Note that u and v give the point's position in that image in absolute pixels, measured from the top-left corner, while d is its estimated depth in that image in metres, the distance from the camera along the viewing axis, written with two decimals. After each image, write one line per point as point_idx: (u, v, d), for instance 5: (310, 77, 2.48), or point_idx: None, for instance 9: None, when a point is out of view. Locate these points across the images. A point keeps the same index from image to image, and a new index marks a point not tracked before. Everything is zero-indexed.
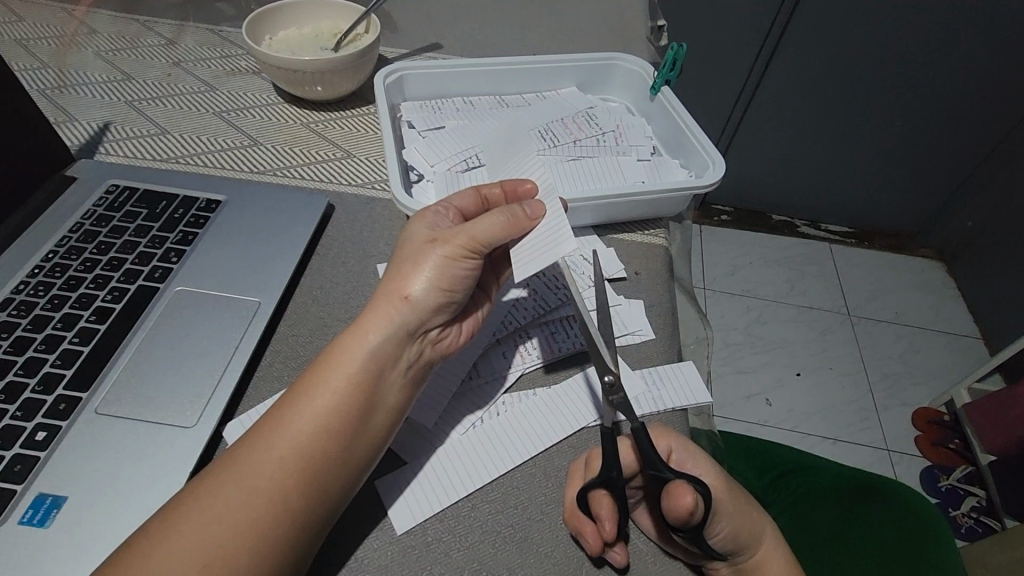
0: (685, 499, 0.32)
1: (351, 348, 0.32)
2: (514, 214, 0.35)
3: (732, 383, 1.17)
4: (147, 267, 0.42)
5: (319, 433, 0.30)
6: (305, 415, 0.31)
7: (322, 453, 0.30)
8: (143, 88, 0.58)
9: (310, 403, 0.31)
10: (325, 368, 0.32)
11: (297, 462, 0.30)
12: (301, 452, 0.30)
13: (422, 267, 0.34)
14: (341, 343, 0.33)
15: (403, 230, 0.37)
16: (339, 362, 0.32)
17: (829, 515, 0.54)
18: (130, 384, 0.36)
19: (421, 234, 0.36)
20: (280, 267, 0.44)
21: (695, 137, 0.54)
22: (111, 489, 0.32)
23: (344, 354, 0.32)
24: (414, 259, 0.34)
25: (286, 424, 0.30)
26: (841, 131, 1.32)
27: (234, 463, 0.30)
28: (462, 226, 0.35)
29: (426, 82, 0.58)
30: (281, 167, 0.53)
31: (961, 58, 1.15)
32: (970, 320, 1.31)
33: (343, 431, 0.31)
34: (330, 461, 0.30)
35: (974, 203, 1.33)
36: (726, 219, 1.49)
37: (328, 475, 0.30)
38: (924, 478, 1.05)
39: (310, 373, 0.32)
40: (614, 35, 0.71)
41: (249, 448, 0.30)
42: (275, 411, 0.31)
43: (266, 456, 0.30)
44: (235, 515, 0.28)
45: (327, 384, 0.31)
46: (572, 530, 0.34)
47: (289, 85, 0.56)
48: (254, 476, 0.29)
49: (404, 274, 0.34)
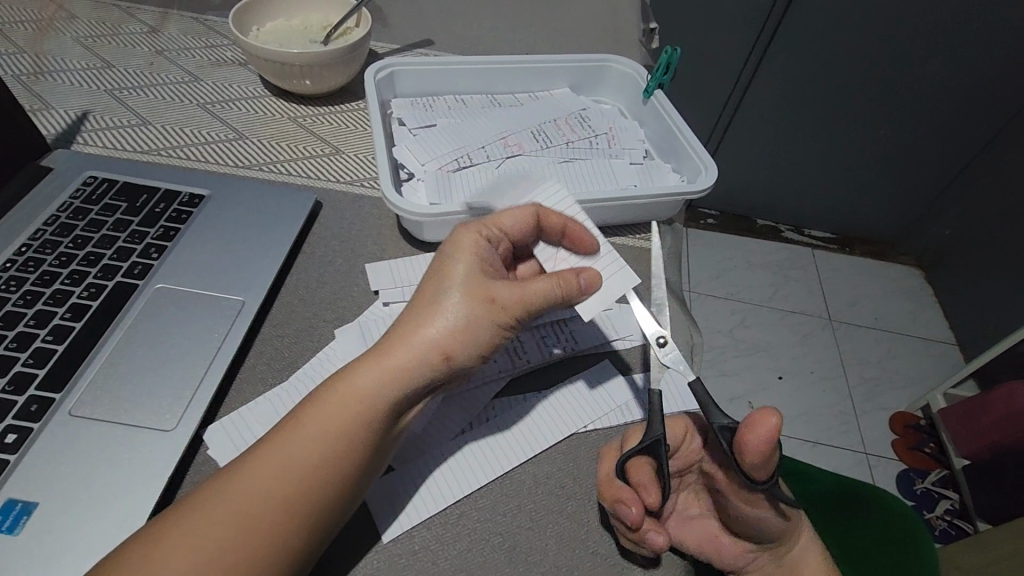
0: (759, 426, 0.31)
1: (372, 391, 0.31)
2: (570, 285, 0.35)
3: (716, 386, 1.18)
4: (126, 263, 0.40)
5: (330, 479, 0.30)
6: (318, 457, 0.30)
7: (327, 496, 0.30)
8: (124, 77, 0.57)
9: (318, 446, 0.30)
10: (341, 404, 0.31)
11: (300, 504, 0.29)
12: (305, 497, 0.29)
13: (459, 318, 0.32)
14: (366, 383, 0.31)
15: (450, 250, 0.35)
16: (356, 406, 0.31)
17: (826, 516, 0.54)
18: (107, 386, 0.34)
19: (460, 269, 0.34)
20: (264, 264, 0.42)
21: (687, 141, 0.54)
22: (83, 496, 0.30)
23: (369, 401, 0.31)
24: (450, 302, 0.33)
25: (296, 462, 0.30)
26: (826, 139, 1.33)
27: (228, 493, 0.29)
28: (521, 290, 0.34)
29: (416, 80, 0.57)
30: (267, 161, 0.51)
31: (940, 71, 1.17)
32: (946, 327, 1.33)
33: (347, 478, 0.31)
34: (332, 503, 0.30)
35: (952, 211, 1.36)
36: (711, 222, 1.51)
37: (327, 517, 0.30)
38: (899, 481, 1.07)
39: (322, 403, 0.31)
40: (606, 36, 0.71)
41: (251, 477, 0.29)
42: (288, 441, 0.30)
43: (270, 495, 0.29)
44: (230, 548, 0.28)
45: (341, 428, 0.30)
46: (611, 502, 0.33)
47: (277, 79, 0.55)
48: (252, 509, 0.29)
49: (445, 326, 0.32)
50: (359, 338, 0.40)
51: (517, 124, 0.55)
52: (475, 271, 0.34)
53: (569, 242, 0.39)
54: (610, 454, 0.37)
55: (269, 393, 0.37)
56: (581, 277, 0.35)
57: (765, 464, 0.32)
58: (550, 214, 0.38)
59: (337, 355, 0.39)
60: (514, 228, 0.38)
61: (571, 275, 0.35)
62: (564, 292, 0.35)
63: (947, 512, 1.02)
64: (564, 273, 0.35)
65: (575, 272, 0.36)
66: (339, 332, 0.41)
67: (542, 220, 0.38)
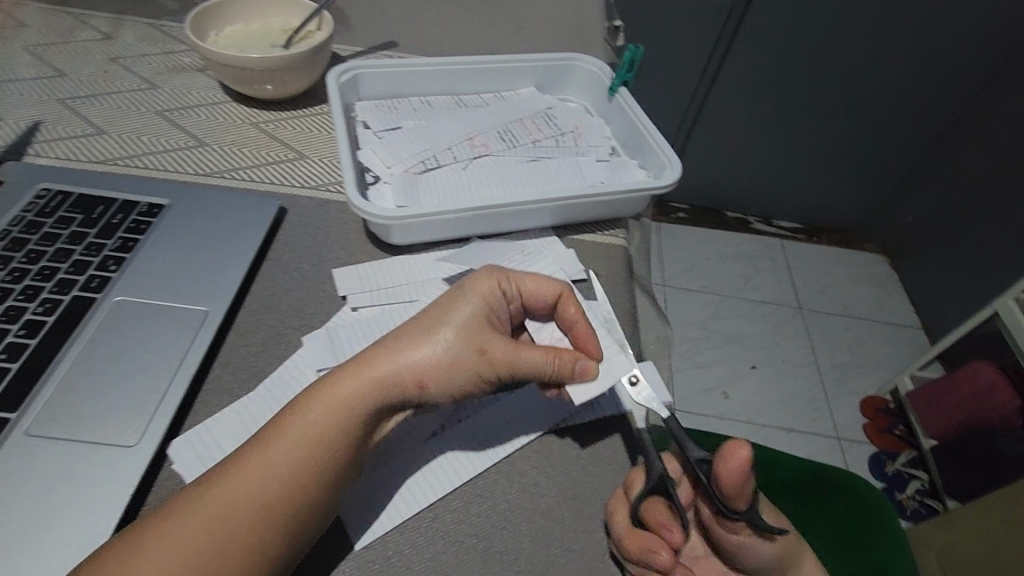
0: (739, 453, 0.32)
1: (356, 407, 0.31)
2: (565, 362, 0.34)
3: (692, 378, 1.19)
4: (82, 276, 0.39)
5: (302, 495, 0.30)
6: (294, 468, 0.30)
7: (299, 508, 0.30)
8: (78, 86, 0.55)
9: (298, 457, 0.30)
10: (324, 413, 0.31)
11: (278, 512, 0.29)
12: (282, 505, 0.29)
13: (450, 351, 0.33)
14: (353, 408, 0.31)
15: (460, 286, 0.35)
16: (340, 419, 0.31)
17: (826, 508, 0.53)
18: (65, 404, 0.33)
19: (460, 303, 0.34)
20: (227, 274, 0.42)
21: (652, 137, 0.54)
22: (42, 518, 0.29)
23: (351, 424, 0.31)
24: (445, 331, 0.33)
25: (274, 469, 0.30)
26: (790, 132, 1.36)
27: (203, 500, 0.28)
28: (512, 347, 0.34)
29: (381, 82, 0.57)
30: (229, 168, 0.51)
31: (894, 64, 1.20)
32: (912, 311, 1.37)
33: (323, 491, 0.30)
34: (301, 519, 0.30)
35: (913, 199, 1.40)
36: (682, 216, 1.52)
37: (297, 530, 0.30)
38: (871, 463, 1.10)
39: (305, 412, 0.31)
40: (571, 34, 0.71)
41: (229, 484, 0.29)
42: (268, 451, 0.30)
43: (244, 503, 0.29)
44: (200, 553, 0.27)
45: (322, 440, 0.30)
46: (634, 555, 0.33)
47: (237, 84, 0.54)
48: (225, 518, 0.28)
49: (435, 362, 0.32)
50: (326, 345, 0.40)
51: (483, 124, 0.55)
52: (475, 309, 0.34)
53: (573, 340, 0.36)
54: (620, 500, 0.35)
55: (235, 405, 0.37)
56: (577, 366, 0.34)
57: (742, 486, 0.32)
58: (571, 302, 0.36)
59: (305, 362, 0.39)
60: (531, 292, 0.36)
61: (569, 356, 0.34)
62: (558, 369, 0.34)
63: (918, 492, 1.05)
64: (563, 354, 0.34)
65: (575, 355, 0.35)
66: (306, 339, 0.40)
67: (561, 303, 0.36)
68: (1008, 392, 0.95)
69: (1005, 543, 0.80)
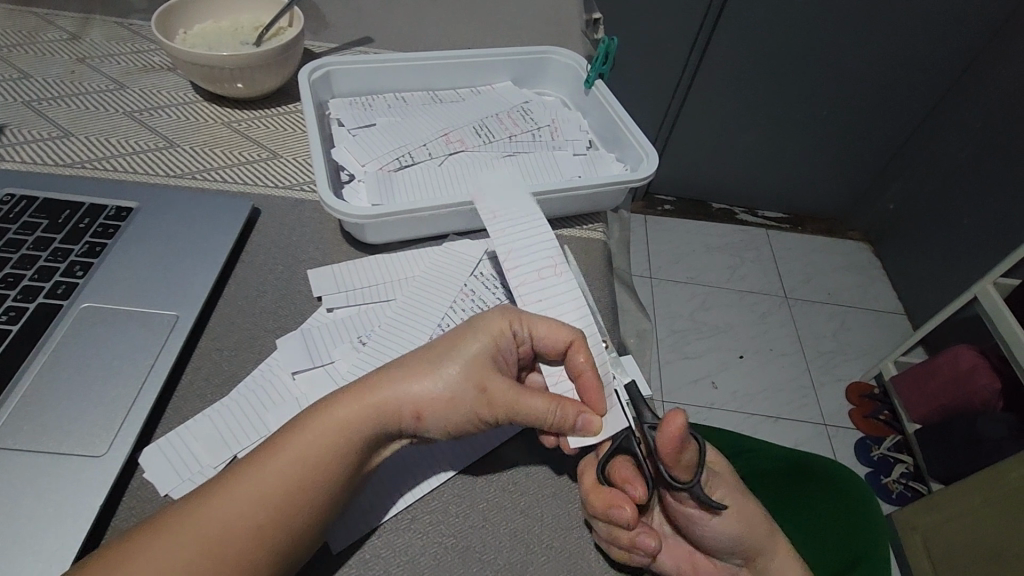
0: (674, 423, 0.33)
1: (356, 440, 0.31)
2: (567, 416, 0.33)
3: (680, 369, 1.20)
4: (48, 283, 0.39)
5: (293, 520, 0.29)
6: (288, 495, 0.29)
7: (291, 535, 0.29)
8: (43, 88, 0.54)
9: (292, 482, 0.29)
10: (320, 440, 0.30)
11: (265, 538, 0.29)
12: (268, 533, 0.29)
13: (453, 392, 0.32)
14: (352, 441, 0.31)
15: (474, 322, 0.34)
16: (335, 451, 0.30)
17: (811, 496, 0.54)
18: (31, 414, 0.33)
19: (467, 340, 0.34)
20: (199, 277, 0.41)
21: (628, 130, 0.54)
22: (8, 531, 0.29)
23: (347, 456, 0.31)
24: (452, 370, 0.33)
25: (266, 495, 0.29)
26: (773, 122, 1.36)
27: (190, 517, 0.28)
28: (515, 394, 0.33)
29: (354, 79, 0.56)
30: (200, 169, 0.50)
31: (873, 53, 1.21)
32: (895, 297, 1.39)
33: (313, 521, 0.30)
34: (290, 545, 0.29)
35: (895, 187, 1.42)
36: (668, 208, 1.53)
37: (284, 556, 0.29)
38: (857, 449, 1.11)
39: (302, 434, 0.30)
40: (548, 27, 0.71)
41: (220, 504, 0.29)
42: (260, 471, 0.29)
43: (233, 527, 0.28)
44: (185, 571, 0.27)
45: (316, 470, 0.30)
46: (600, 512, 0.34)
47: (207, 83, 0.53)
48: (214, 538, 0.28)
49: (436, 404, 0.32)
50: (301, 347, 0.39)
51: (458, 120, 0.55)
52: (483, 349, 0.33)
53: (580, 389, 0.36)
54: (589, 461, 0.36)
55: (208, 411, 0.36)
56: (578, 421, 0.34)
57: (681, 451, 0.34)
58: (584, 352, 0.35)
59: (279, 365, 0.39)
60: (545, 338, 0.35)
61: (572, 410, 0.34)
62: (559, 420, 0.33)
63: (903, 475, 1.07)
64: (568, 407, 0.34)
65: (579, 409, 0.34)
66: (280, 342, 0.40)
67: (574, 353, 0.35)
68: (988, 374, 0.96)
69: (993, 530, 0.80)
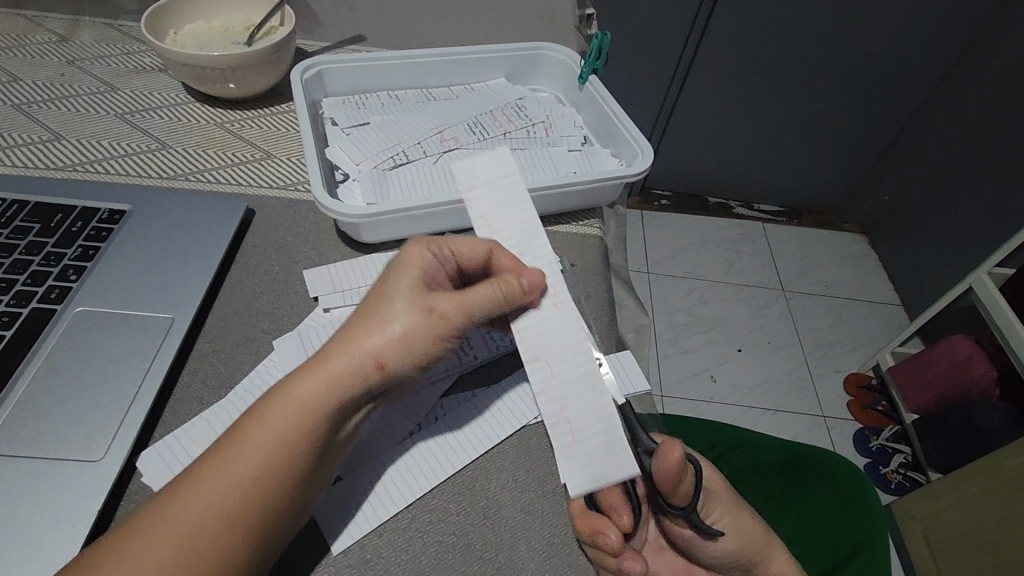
0: (673, 454, 0.33)
1: (316, 402, 0.30)
2: (510, 286, 0.32)
3: (678, 363, 1.20)
4: (41, 288, 0.38)
5: (267, 489, 0.29)
6: (256, 469, 0.29)
7: (270, 505, 0.29)
8: (32, 91, 0.53)
9: (261, 458, 0.29)
10: (280, 405, 0.30)
11: (249, 510, 0.29)
12: (262, 490, 0.29)
13: (397, 323, 0.32)
14: (305, 394, 0.30)
15: (396, 261, 0.35)
16: (295, 415, 0.30)
17: (813, 485, 0.54)
18: (26, 420, 0.33)
19: (394, 277, 0.33)
20: (194, 280, 0.41)
21: (623, 124, 0.54)
22: (5, 538, 0.29)
23: (305, 413, 0.30)
24: (386, 306, 0.32)
25: (236, 474, 0.29)
26: (767, 116, 1.36)
27: (174, 511, 0.28)
28: (456, 301, 0.33)
29: (347, 78, 0.56)
30: (192, 170, 0.49)
31: (867, 45, 1.21)
32: (891, 288, 1.39)
33: (288, 487, 0.30)
34: (269, 514, 0.29)
35: (890, 178, 1.42)
36: (664, 203, 1.53)
37: (267, 530, 0.29)
38: (856, 440, 1.11)
39: (263, 414, 0.30)
40: (541, 23, 0.71)
41: (199, 492, 0.28)
42: (227, 452, 0.29)
43: (210, 511, 0.28)
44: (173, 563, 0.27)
45: (280, 436, 0.30)
46: (586, 536, 0.33)
47: (198, 84, 0.52)
48: (195, 523, 0.28)
49: (380, 335, 0.31)
50: (298, 347, 0.39)
51: (452, 117, 0.55)
52: (412, 277, 0.33)
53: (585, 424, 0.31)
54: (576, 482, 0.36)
55: (205, 413, 0.36)
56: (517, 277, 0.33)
57: (677, 480, 0.34)
58: (504, 253, 0.35)
59: (276, 366, 0.38)
60: (463, 253, 0.36)
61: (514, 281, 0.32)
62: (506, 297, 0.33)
63: (901, 465, 1.07)
64: (506, 277, 0.33)
65: (518, 272, 0.33)
66: (276, 343, 0.39)
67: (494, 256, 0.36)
68: (983, 362, 0.96)
69: (993, 518, 0.81)
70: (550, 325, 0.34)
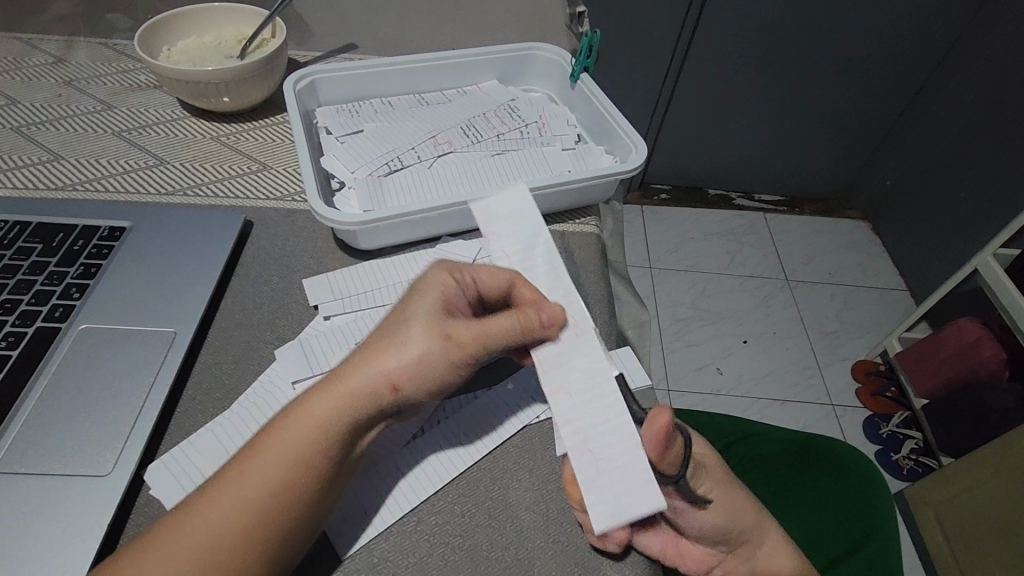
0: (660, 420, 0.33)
1: (334, 423, 0.31)
2: (530, 319, 0.33)
3: (684, 357, 1.20)
4: (45, 307, 0.39)
5: (282, 508, 0.29)
6: (272, 486, 0.29)
7: (285, 523, 0.30)
8: (31, 113, 0.54)
9: (276, 475, 0.30)
10: (297, 423, 0.30)
11: (265, 527, 0.29)
12: (277, 509, 0.29)
13: (415, 346, 0.32)
14: (324, 415, 0.31)
15: (418, 282, 0.35)
16: (312, 435, 0.30)
17: (821, 474, 0.54)
18: (34, 438, 0.33)
19: (414, 300, 0.34)
20: (195, 293, 0.41)
21: (615, 121, 0.54)
22: (18, 555, 0.29)
23: (322, 433, 0.30)
24: (406, 329, 0.32)
25: (252, 491, 0.29)
26: (764, 106, 1.36)
27: (188, 525, 0.28)
28: (476, 327, 0.33)
29: (340, 86, 0.56)
30: (190, 185, 0.50)
31: (861, 30, 1.20)
32: (896, 273, 1.39)
33: (301, 505, 0.30)
34: (283, 531, 0.29)
35: (891, 162, 1.41)
36: (664, 197, 1.52)
37: (281, 546, 0.30)
38: (866, 427, 1.11)
39: (280, 431, 0.30)
40: (531, 23, 0.71)
41: (211, 508, 0.29)
42: (244, 468, 0.30)
43: (226, 527, 0.28)
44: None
45: (297, 455, 0.30)
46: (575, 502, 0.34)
47: (192, 99, 0.53)
48: (209, 537, 0.28)
49: (399, 359, 0.32)
50: (299, 356, 0.39)
51: (445, 121, 0.55)
52: (433, 300, 0.34)
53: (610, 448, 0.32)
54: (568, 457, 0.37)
55: (210, 425, 0.36)
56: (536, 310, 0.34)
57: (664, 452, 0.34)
58: (525, 286, 0.36)
59: (279, 376, 0.39)
60: (485, 281, 0.36)
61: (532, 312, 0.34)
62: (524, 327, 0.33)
63: (913, 451, 1.06)
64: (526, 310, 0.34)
65: (538, 308, 0.34)
66: (278, 352, 0.40)
67: (516, 287, 0.36)
68: (992, 344, 0.96)
69: (1005, 499, 0.80)
70: (569, 353, 0.35)
